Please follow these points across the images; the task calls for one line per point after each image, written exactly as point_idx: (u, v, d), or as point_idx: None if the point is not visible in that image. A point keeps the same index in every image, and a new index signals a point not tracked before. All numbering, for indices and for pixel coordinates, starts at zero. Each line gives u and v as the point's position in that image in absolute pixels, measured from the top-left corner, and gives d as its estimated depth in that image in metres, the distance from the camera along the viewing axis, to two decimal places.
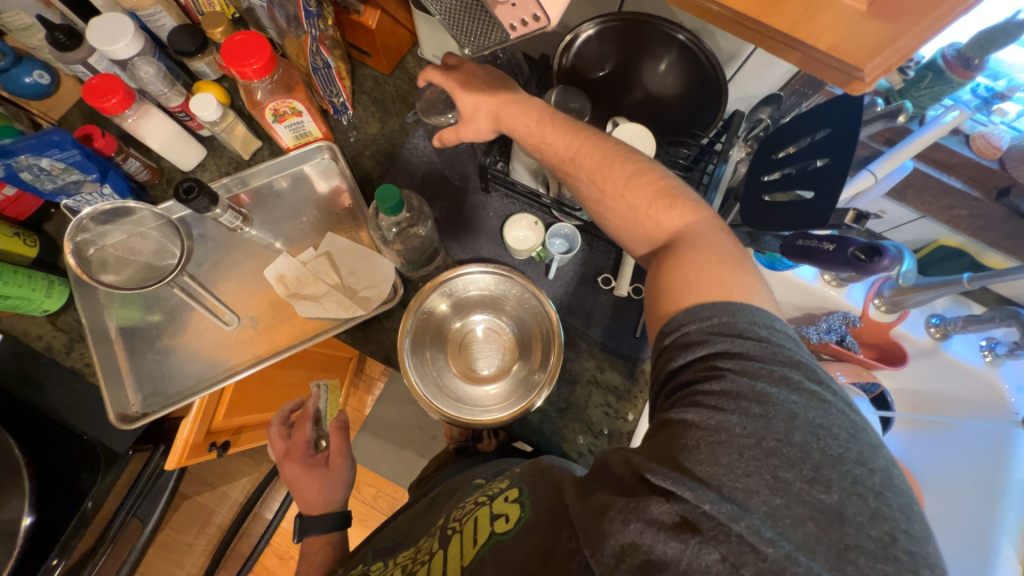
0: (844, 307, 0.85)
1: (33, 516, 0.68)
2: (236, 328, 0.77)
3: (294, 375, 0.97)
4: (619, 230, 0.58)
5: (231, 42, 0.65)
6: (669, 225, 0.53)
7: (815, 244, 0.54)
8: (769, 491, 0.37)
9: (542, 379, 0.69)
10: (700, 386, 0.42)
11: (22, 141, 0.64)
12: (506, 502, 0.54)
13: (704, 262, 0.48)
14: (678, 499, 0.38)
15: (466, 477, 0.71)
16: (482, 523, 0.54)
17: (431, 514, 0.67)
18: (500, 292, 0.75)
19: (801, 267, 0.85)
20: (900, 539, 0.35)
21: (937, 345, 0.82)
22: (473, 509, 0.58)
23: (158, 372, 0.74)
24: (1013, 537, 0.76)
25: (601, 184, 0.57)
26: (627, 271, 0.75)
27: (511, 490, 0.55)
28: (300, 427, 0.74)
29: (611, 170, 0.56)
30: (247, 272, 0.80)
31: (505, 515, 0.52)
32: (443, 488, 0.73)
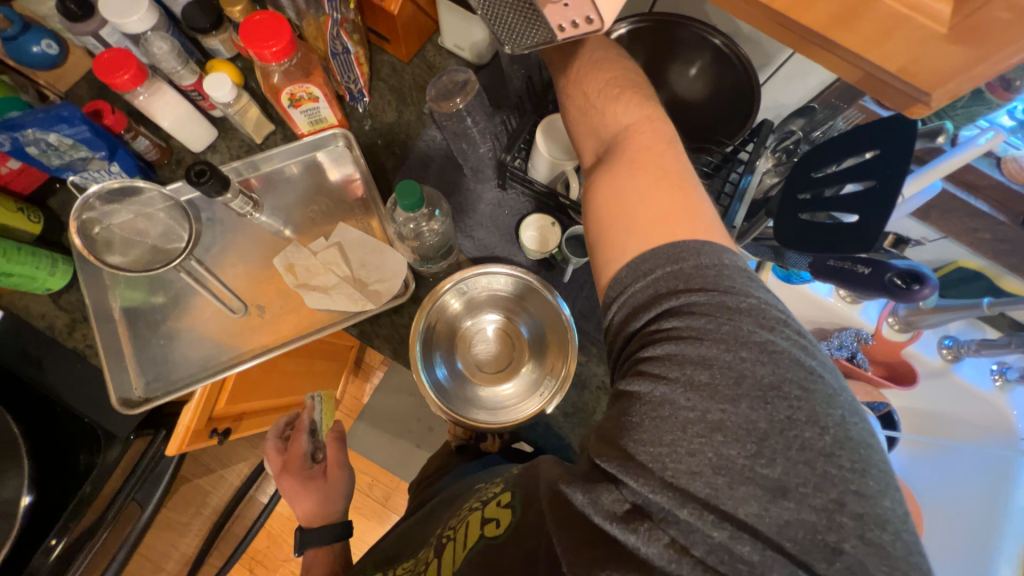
0: (857, 323, 0.85)
1: (32, 496, 0.67)
2: (243, 315, 0.75)
3: (298, 362, 0.96)
4: (578, 142, 0.56)
5: (250, 22, 0.62)
6: (614, 120, 0.52)
7: (849, 265, 0.54)
8: (712, 471, 0.37)
9: (553, 388, 0.68)
10: (647, 353, 0.42)
11: (30, 114, 0.62)
12: (498, 506, 0.52)
13: (647, 186, 0.47)
14: (626, 487, 0.40)
15: (460, 487, 0.71)
16: (474, 526, 0.53)
17: (429, 522, 0.66)
18: (521, 297, 0.73)
19: (817, 282, 0.85)
20: (847, 503, 0.35)
21: (948, 366, 0.83)
22: (466, 515, 0.57)
23: (162, 357, 0.72)
24: (1011, 560, 0.78)
25: (569, 75, 0.56)
26: None
27: (503, 494, 0.54)
28: (296, 440, 0.72)
29: (578, 63, 0.55)
30: (253, 259, 0.78)
31: (496, 520, 0.51)
32: (438, 501, 0.71)
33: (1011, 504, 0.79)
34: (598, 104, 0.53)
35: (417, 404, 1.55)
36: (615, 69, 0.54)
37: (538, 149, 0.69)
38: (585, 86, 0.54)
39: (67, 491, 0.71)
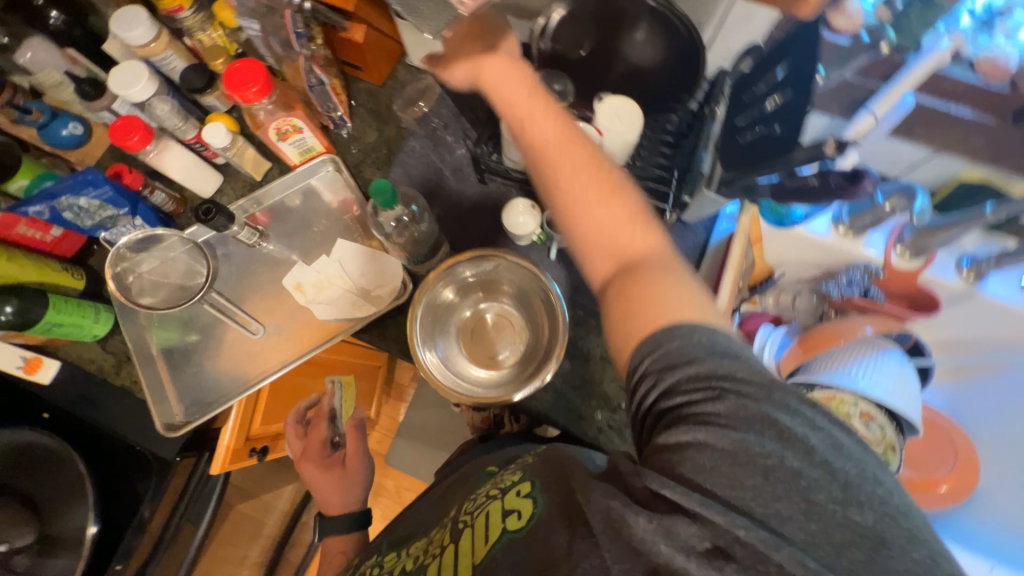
0: (863, 257, 0.83)
1: (95, 525, 0.73)
2: (262, 336, 0.82)
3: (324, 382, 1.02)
4: (583, 248, 0.54)
5: (231, 70, 0.70)
6: (626, 237, 0.53)
7: (802, 183, 0.64)
8: (803, 517, 0.38)
9: (549, 350, 0.70)
10: (704, 408, 0.43)
11: (61, 183, 0.72)
12: (518, 497, 0.52)
13: (678, 285, 0.49)
14: (703, 520, 0.39)
15: (467, 469, 0.73)
16: (494, 517, 0.53)
17: (441, 503, 0.70)
18: (500, 273, 0.76)
19: (813, 222, 0.83)
20: (941, 560, 0.38)
21: (972, 288, 0.78)
22: (483, 502, 0.57)
23: (197, 384, 0.79)
24: None
25: (578, 181, 0.54)
26: None
27: (522, 484, 0.54)
28: (316, 426, 0.76)
29: (586, 170, 0.55)
30: (265, 283, 0.85)
31: (517, 512, 0.50)
32: (448, 483, 0.74)
33: None
34: (615, 219, 0.53)
35: (449, 415, 1.59)
36: (616, 179, 0.55)
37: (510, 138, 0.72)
38: (599, 199, 0.54)
39: (129, 518, 0.77)
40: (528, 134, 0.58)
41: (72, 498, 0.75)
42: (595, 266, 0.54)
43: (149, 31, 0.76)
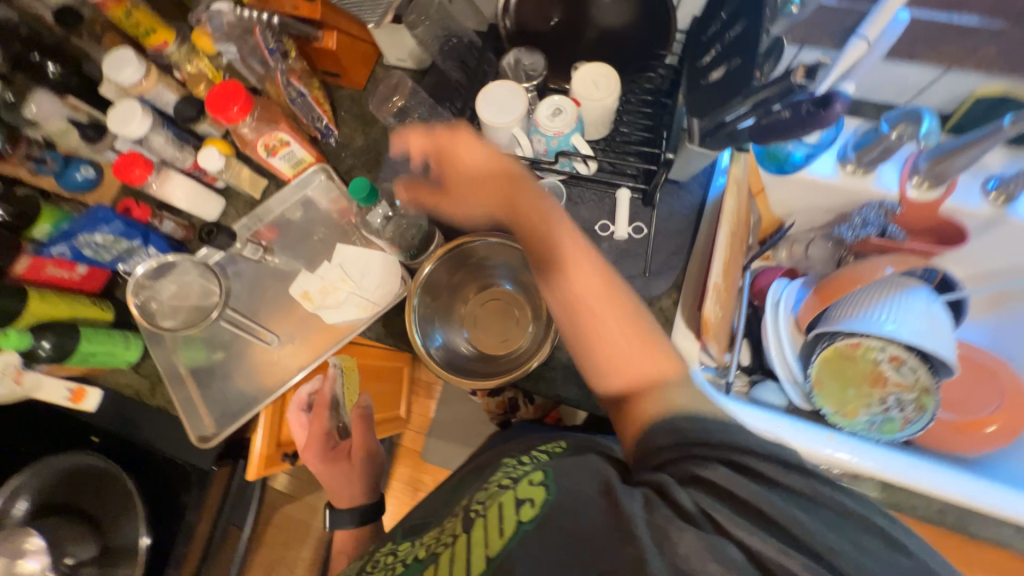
0: (877, 195, 0.78)
1: (147, 538, 0.80)
2: (278, 345, 0.85)
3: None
4: (591, 361, 0.52)
5: (212, 94, 0.73)
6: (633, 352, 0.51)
7: (775, 117, 0.58)
8: (852, 552, 0.36)
9: (546, 325, 0.70)
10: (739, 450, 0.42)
11: (78, 223, 0.78)
12: (530, 485, 0.49)
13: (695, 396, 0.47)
14: (740, 538, 0.38)
15: (487, 459, 0.74)
16: (507, 507, 0.48)
17: (461, 494, 0.68)
18: (488, 253, 0.75)
19: (817, 163, 0.78)
20: None
21: (1001, 212, 0.72)
22: (495, 493, 0.53)
23: (224, 397, 0.84)
24: None
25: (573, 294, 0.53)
26: (623, 210, 0.76)
27: (534, 475, 0.51)
28: (319, 416, 0.80)
29: (582, 276, 0.53)
30: (274, 295, 0.88)
31: (530, 499, 0.47)
32: (463, 477, 0.74)
33: None
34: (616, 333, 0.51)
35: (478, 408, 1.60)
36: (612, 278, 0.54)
37: (487, 122, 0.72)
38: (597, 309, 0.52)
39: (177, 527, 0.82)
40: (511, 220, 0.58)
41: (126, 511, 0.81)
42: (605, 381, 0.52)
43: (138, 69, 0.80)
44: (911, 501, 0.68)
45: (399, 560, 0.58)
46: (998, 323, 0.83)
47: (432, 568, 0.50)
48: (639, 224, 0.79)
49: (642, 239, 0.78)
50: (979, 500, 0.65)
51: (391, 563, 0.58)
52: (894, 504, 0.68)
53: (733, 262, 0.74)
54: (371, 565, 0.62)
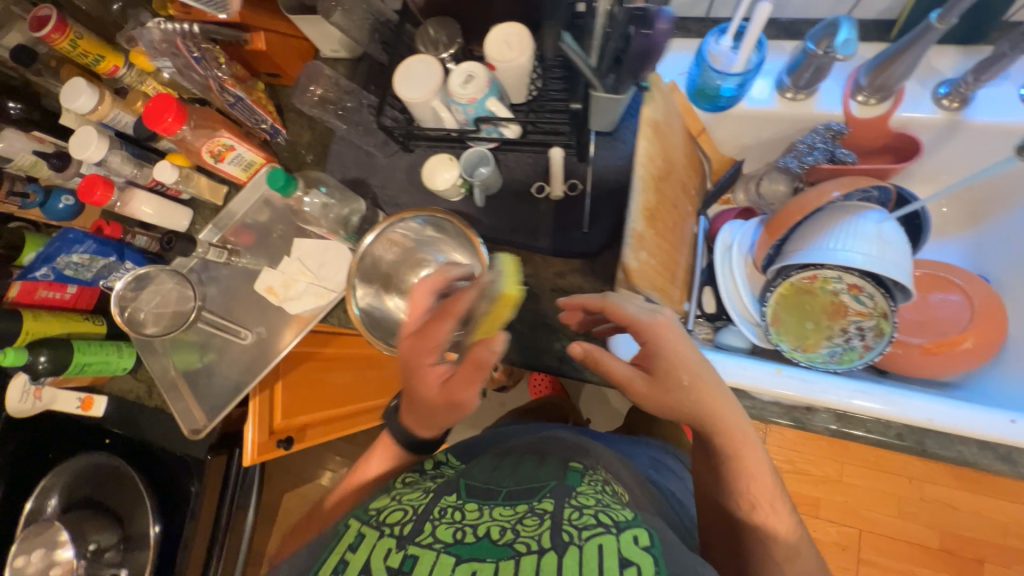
0: (822, 118, 0.73)
1: (157, 527, 0.90)
2: (250, 340, 0.90)
3: (340, 373, 1.15)
4: (714, 487, 0.62)
5: (150, 107, 0.79)
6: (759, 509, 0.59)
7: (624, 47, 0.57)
8: None
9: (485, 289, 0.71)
10: None
11: (55, 246, 0.87)
12: (637, 548, 0.49)
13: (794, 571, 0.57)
14: None
15: (551, 451, 0.71)
16: (604, 550, 0.48)
17: (521, 472, 0.65)
18: (399, 236, 0.75)
19: (753, 94, 0.75)
20: None
21: (957, 116, 0.67)
22: (585, 524, 0.51)
23: (210, 392, 0.89)
24: None
25: (723, 459, 0.59)
26: (556, 171, 0.74)
27: (638, 533, 0.51)
28: (439, 322, 0.59)
29: (744, 453, 0.58)
30: (241, 293, 0.92)
31: (636, 566, 0.47)
32: (516, 454, 0.72)
33: None
34: (749, 497, 0.59)
35: None
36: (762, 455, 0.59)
37: (407, 99, 0.73)
38: (748, 476, 0.58)
39: (182, 514, 0.91)
40: (687, 387, 0.57)
41: (139, 502, 0.90)
42: (715, 497, 0.63)
43: (90, 96, 0.84)
44: (866, 426, 0.66)
45: (470, 524, 0.55)
46: (977, 241, 0.79)
47: (512, 562, 0.48)
48: (574, 182, 0.79)
49: (579, 196, 0.78)
50: (933, 420, 0.63)
51: (460, 524, 0.55)
52: (850, 433, 0.66)
53: (670, 207, 0.73)
54: (435, 509, 0.58)
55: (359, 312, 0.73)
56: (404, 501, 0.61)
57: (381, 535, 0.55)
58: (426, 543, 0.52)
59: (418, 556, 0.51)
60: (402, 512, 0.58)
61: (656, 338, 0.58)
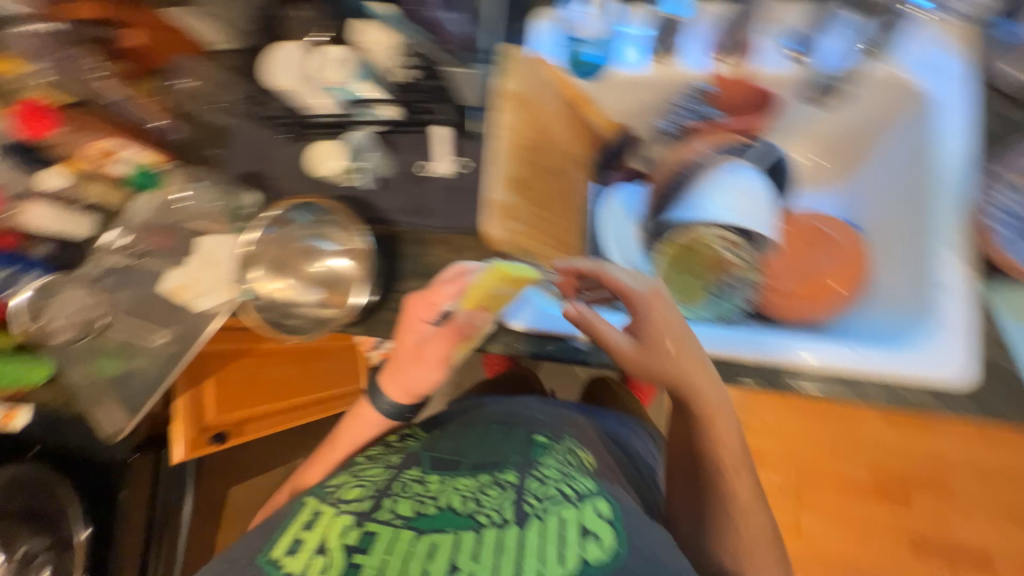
0: (687, 79, 0.75)
1: None
2: (162, 341, 0.90)
3: (281, 368, 1.13)
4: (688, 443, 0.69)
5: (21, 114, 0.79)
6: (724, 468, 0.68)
7: None
8: None
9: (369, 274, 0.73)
10: None
11: None
12: (598, 520, 0.58)
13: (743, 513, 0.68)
14: None
15: (518, 422, 0.76)
16: (569, 524, 0.56)
17: (487, 442, 0.71)
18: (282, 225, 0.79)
19: (623, 59, 0.77)
20: None
21: (807, 69, 0.71)
22: (553, 497, 0.59)
23: (130, 395, 0.91)
24: (948, 237, 0.64)
25: (701, 426, 0.66)
26: (437, 147, 0.77)
27: (598, 504, 0.60)
28: (442, 290, 0.68)
29: (717, 424, 0.65)
30: (148, 296, 0.92)
31: (596, 536, 0.55)
32: (482, 424, 0.76)
33: (939, 172, 0.66)
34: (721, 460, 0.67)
35: None
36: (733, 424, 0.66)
37: (285, 87, 0.76)
38: (718, 442, 0.66)
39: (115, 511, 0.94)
40: (675, 361, 0.62)
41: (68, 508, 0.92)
42: (684, 453, 0.71)
43: None
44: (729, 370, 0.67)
45: (431, 496, 0.60)
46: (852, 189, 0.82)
47: (475, 536, 0.55)
48: (464, 159, 0.79)
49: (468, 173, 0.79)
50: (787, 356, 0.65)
51: (421, 498, 0.60)
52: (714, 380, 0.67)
53: (548, 177, 0.74)
54: (396, 484, 0.63)
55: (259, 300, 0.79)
56: (363, 478, 0.65)
57: (339, 513, 0.59)
58: (385, 520, 0.57)
59: (376, 532, 0.56)
60: (359, 488, 0.63)
61: (648, 314, 0.64)
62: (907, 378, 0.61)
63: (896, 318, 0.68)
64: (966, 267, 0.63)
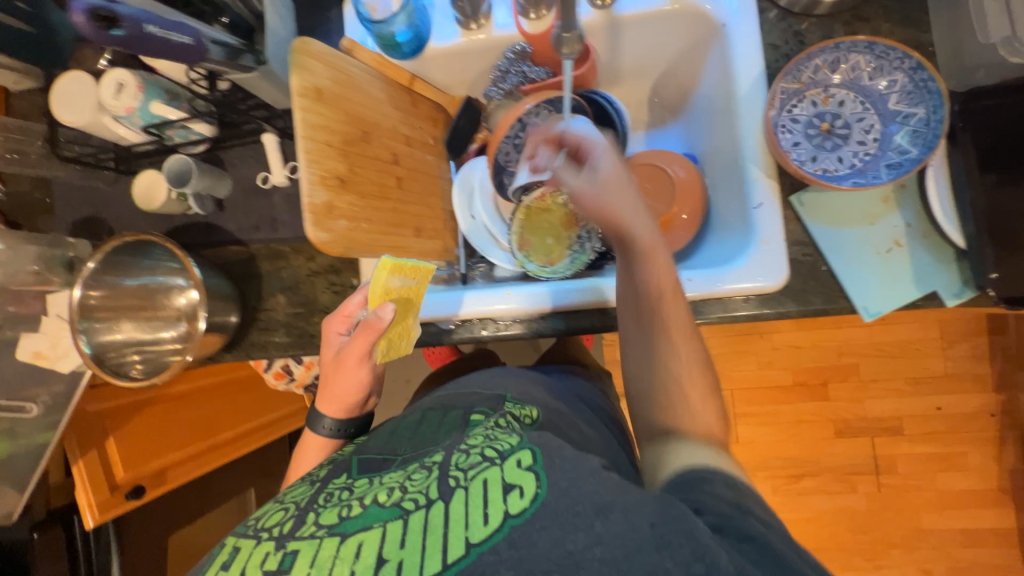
0: (505, 40, 0.77)
1: None
2: (36, 411, 0.86)
3: (207, 404, 1.13)
4: (623, 291, 0.61)
5: None
6: (672, 320, 0.58)
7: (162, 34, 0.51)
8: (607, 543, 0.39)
9: (220, 299, 0.72)
10: None
11: None
12: (518, 470, 0.44)
13: (692, 373, 0.57)
14: None
15: (454, 399, 0.63)
16: (492, 490, 0.43)
17: (417, 431, 0.58)
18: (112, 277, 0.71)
19: (436, 30, 0.77)
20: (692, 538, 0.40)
21: (610, 12, 0.72)
22: (472, 460, 0.46)
23: (14, 470, 0.86)
24: (754, 155, 0.68)
25: (631, 253, 0.59)
26: (272, 156, 0.74)
27: (522, 453, 0.46)
28: (351, 304, 0.70)
29: (652, 247, 0.58)
30: (11, 371, 0.87)
31: (518, 488, 0.43)
32: (415, 412, 0.63)
33: (740, 93, 0.69)
34: (659, 303, 0.58)
35: None
36: (665, 258, 0.59)
37: (68, 121, 0.68)
38: (654, 275, 0.58)
39: None
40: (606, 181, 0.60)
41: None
42: (623, 315, 0.61)
43: None
44: (589, 318, 0.74)
45: (357, 496, 0.48)
46: (687, 122, 0.86)
47: (400, 524, 0.43)
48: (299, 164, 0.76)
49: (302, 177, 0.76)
50: None
51: (347, 500, 0.48)
52: (575, 327, 0.74)
53: (384, 164, 0.73)
54: (321, 497, 0.49)
55: (91, 350, 0.70)
56: (286, 500, 0.51)
57: (258, 542, 0.46)
58: (308, 533, 0.45)
59: (298, 551, 0.43)
60: (283, 510, 0.49)
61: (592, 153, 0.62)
62: (725, 296, 0.67)
63: (728, 241, 0.73)
64: (770, 179, 0.67)
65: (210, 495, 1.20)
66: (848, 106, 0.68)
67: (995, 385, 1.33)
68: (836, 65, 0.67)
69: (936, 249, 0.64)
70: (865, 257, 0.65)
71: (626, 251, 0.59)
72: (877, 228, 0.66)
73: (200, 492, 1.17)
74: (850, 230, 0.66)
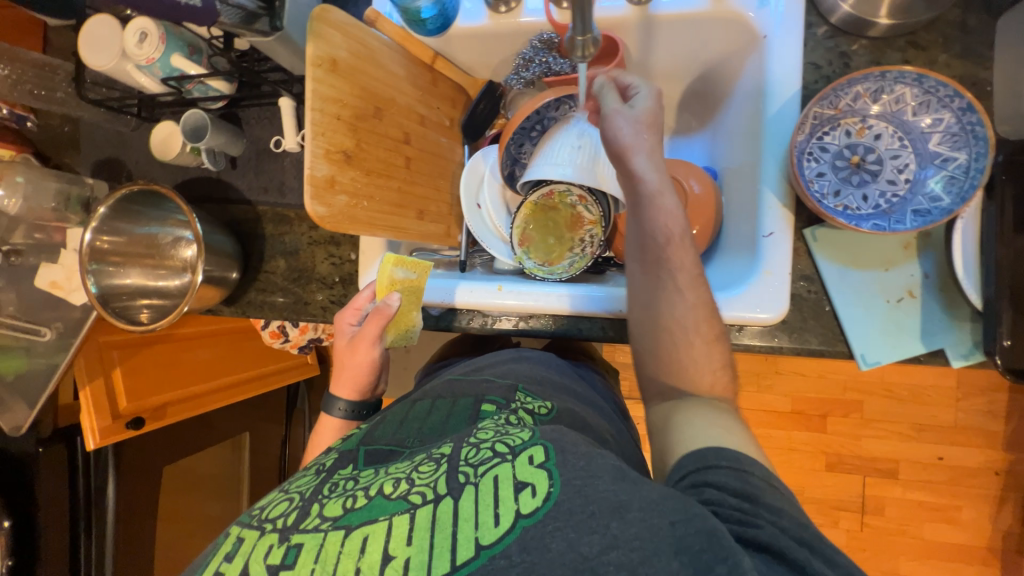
0: (534, 28, 0.74)
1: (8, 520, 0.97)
2: (48, 335, 0.91)
3: (206, 351, 1.18)
4: (633, 237, 0.59)
5: None
6: (681, 263, 0.56)
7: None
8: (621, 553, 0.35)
9: (222, 255, 0.73)
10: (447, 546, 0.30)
11: None
12: (530, 467, 0.42)
13: (696, 315, 0.56)
14: None
15: (464, 387, 0.62)
16: (503, 490, 0.40)
17: (429, 421, 0.56)
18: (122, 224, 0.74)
19: (465, 10, 0.75)
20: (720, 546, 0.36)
21: (644, 10, 0.69)
22: (482, 455, 0.44)
23: (28, 386, 0.93)
24: (773, 180, 0.64)
25: (642, 197, 0.57)
26: (287, 121, 0.73)
27: (534, 449, 0.43)
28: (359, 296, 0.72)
29: (662, 193, 0.56)
30: (30, 295, 0.92)
31: (530, 487, 0.40)
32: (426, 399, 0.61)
33: (769, 111, 0.65)
34: (669, 248, 0.56)
35: None
36: (676, 207, 0.57)
37: (93, 65, 0.69)
38: (664, 219, 0.56)
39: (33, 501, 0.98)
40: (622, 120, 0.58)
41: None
42: (633, 259, 0.59)
43: None
44: (579, 325, 0.73)
45: (362, 487, 0.45)
46: (713, 133, 0.82)
47: (407, 518, 0.40)
48: None
49: None
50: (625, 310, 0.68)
51: (351, 491, 0.45)
52: (566, 332, 0.74)
53: (395, 141, 0.72)
54: (325, 487, 0.47)
55: (99, 291, 0.73)
56: (291, 490, 0.49)
57: (261, 534, 0.43)
58: (311, 526, 0.42)
59: (302, 544, 0.41)
60: (287, 501, 0.47)
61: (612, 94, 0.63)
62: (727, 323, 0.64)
63: (733, 265, 0.70)
64: (785, 208, 0.64)
65: (209, 433, 1.25)
66: (883, 140, 0.65)
67: (1004, 444, 1.27)
68: (878, 94, 0.62)
69: (951, 304, 0.61)
70: (872, 303, 0.62)
71: (635, 198, 0.58)
72: (890, 275, 0.62)
73: (199, 429, 1.23)
74: (864, 273, 0.63)
